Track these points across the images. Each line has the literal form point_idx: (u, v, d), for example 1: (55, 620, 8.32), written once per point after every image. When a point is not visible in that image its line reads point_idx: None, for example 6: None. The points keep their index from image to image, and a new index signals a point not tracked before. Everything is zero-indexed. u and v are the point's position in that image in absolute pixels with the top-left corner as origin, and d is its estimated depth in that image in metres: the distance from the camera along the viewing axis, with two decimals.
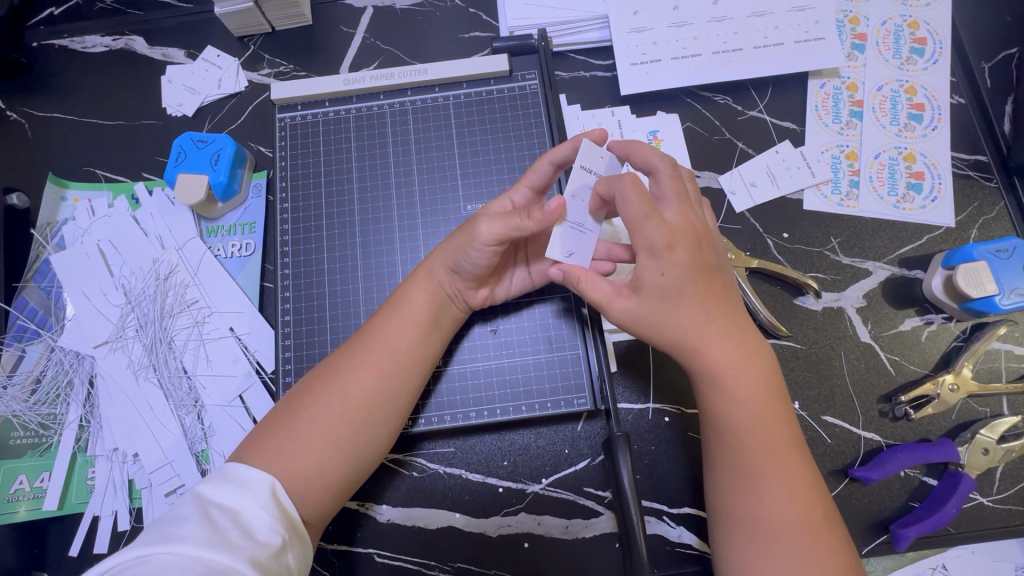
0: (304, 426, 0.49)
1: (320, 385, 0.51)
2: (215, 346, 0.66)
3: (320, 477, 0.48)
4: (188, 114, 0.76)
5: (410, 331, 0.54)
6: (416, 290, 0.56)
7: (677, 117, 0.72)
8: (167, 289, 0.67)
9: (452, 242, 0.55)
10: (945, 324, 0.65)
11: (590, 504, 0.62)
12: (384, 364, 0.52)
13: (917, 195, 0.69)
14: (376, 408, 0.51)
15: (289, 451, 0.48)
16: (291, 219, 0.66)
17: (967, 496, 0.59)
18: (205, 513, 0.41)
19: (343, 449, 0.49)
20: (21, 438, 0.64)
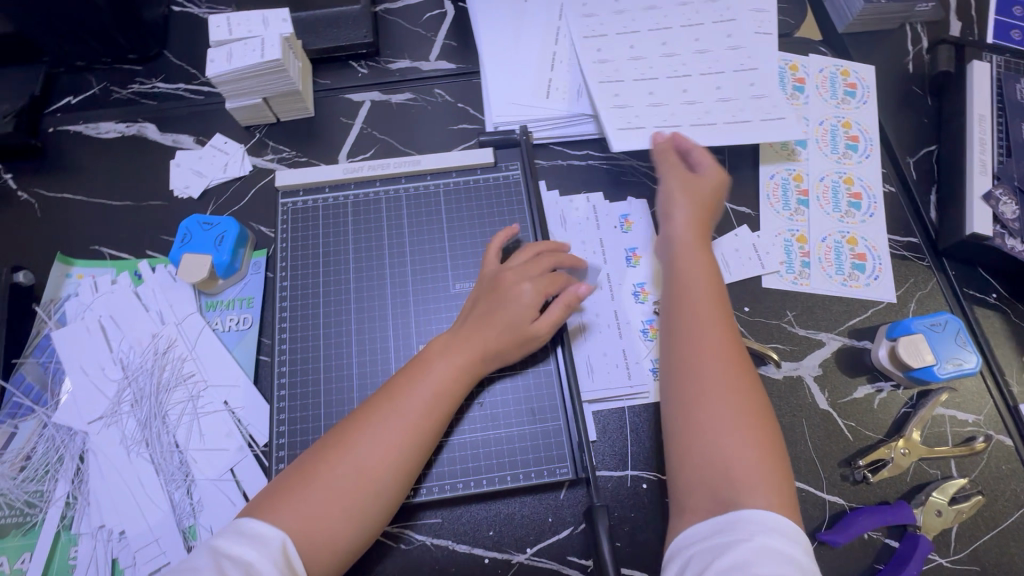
0: (315, 494, 0.53)
1: (334, 453, 0.55)
2: (210, 419, 0.68)
3: (328, 540, 0.53)
4: (195, 196, 0.82)
5: (424, 408, 0.59)
6: (440, 364, 0.61)
7: (646, 202, 0.80)
8: (166, 364, 0.70)
9: (483, 313, 0.64)
10: (894, 391, 0.71)
11: (572, 572, 0.64)
12: (401, 437, 0.57)
13: (861, 273, 0.77)
14: (386, 481, 0.55)
15: (303, 513, 0.52)
16: (289, 296, 0.71)
17: (925, 557, 0.63)
18: (218, 564, 0.47)
19: (353, 516, 0.54)
20: (5, 517, 0.64)
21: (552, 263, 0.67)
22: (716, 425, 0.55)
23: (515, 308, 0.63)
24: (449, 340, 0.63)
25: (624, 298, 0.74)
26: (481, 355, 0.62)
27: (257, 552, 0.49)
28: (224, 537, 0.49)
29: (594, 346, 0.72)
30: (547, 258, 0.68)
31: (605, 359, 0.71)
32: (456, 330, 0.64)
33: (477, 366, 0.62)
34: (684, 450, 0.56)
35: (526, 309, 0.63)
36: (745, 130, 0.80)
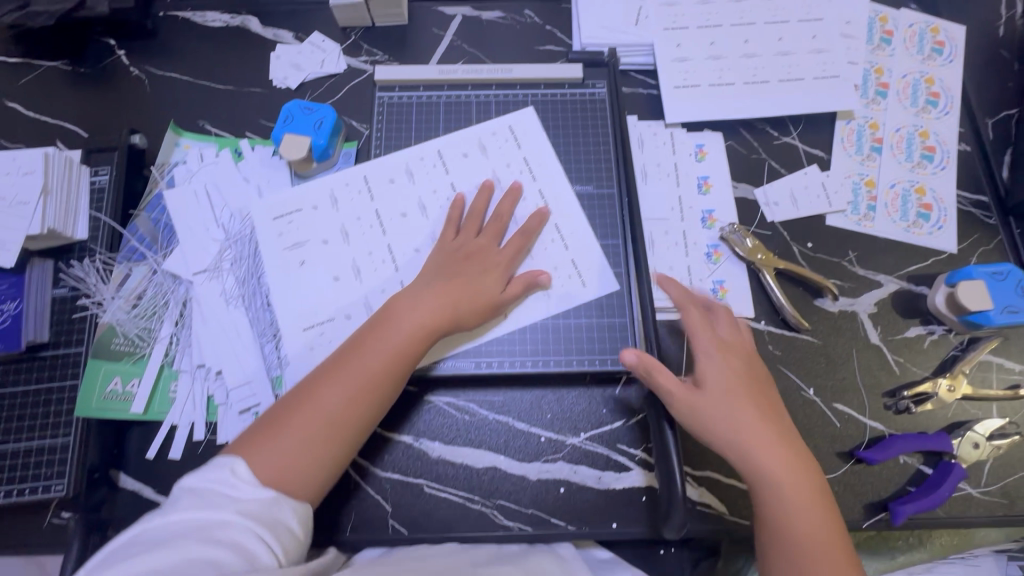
0: (296, 423, 0.57)
1: (308, 394, 0.59)
2: (302, 275, 0.73)
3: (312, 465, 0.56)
4: (292, 87, 0.86)
5: (402, 341, 0.62)
6: (424, 304, 0.64)
7: (721, 137, 0.83)
8: (269, 215, 0.75)
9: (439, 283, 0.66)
10: (945, 335, 0.74)
11: (622, 459, 0.69)
12: (388, 351, 0.61)
13: (926, 222, 0.79)
14: (366, 402, 0.59)
15: (285, 446, 0.55)
16: (395, 170, 0.77)
17: (957, 484, 0.66)
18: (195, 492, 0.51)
19: (337, 435, 0.57)
20: (121, 344, 0.69)
21: (496, 236, 0.71)
22: (789, 528, 0.56)
23: (491, 280, 0.68)
24: (433, 273, 0.68)
25: (692, 222, 0.79)
26: (459, 301, 0.66)
27: (242, 475, 0.52)
28: (201, 471, 0.53)
29: (659, 259, 0.77)
30: (514, 239, 0.71)
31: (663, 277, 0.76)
32: (435, 277, 0.67)
33: (457, 314, 0.65)
34: (767, 565, 0.57)
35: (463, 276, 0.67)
36: (813, 85, 0.83)
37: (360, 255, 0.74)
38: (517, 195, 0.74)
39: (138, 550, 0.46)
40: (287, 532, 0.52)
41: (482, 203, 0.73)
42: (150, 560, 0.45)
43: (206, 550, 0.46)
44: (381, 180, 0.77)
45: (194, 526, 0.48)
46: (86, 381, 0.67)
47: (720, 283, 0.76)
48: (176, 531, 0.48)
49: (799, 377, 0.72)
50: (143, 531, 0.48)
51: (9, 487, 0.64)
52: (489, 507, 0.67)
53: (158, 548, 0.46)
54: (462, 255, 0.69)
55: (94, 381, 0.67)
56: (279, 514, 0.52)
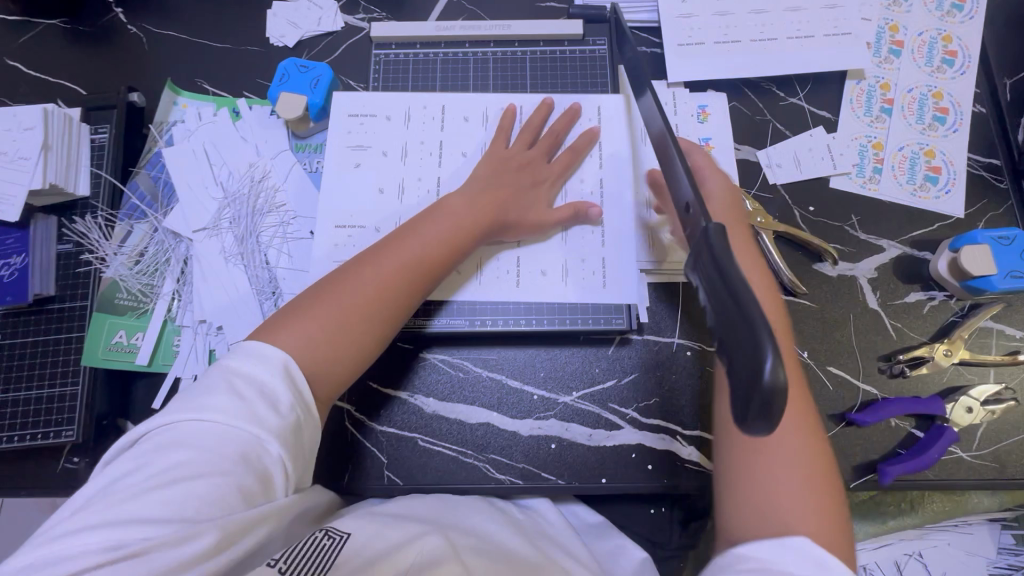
0: (331, 298, 0.61)
1: (344, 274, 0.63)
2: (354, 179, 0.75)
3: (337, 350, 0.59)
4: (289, 45, 0.85)
5: (433, 240, 0.66)
6: (459, 210, 0.69)
7: (725, 96, 0.81)
8: (346, 111, 0.77)
9: (473, 193, 0.70)
10: (946, 301, 0.73)
11: (612, 417, 0.70)
12: (418, 248, 0.66)
13: (933, 186, 0.77)
14: (397, 294, 0.63)
15: (311, 325, 0.58)
16: (471, 110, 0.78)
17: (948, 447, 0.66)
18: (232, 383, 0.52)
19: (367, 317, 0.61)
20: (124, 299, 0.71)
21: (547, 149, 0.75)
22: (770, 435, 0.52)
23: (537, 191, 0.73)
24: (489, 175, 0.72)
25: None
26: (501, 206, 0.70)
27: (276, 382, 0.54)
28: (239, 359, 0.55)
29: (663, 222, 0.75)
30: (563, 155, 0.75)
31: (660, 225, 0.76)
32: (482, 185, 0.71)
33: (490, 223, 0.69)
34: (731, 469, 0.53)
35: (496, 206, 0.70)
36: (822, 43, 0.80)
37: (410, 177, 0.76)
38: (574, 114, 0.76)
39: (166, 473, 0.48)
40: (304, 450, 0.55)
41: (538, 117, 0.76)
42: (179, 485, 0.47)
43: (238, 478, 0.49)
44: (455, 118, 0.78)
45: (223, 448, 0.49)
46: (91, 334, 0.69)
47: None
48: (205, 452, 0.49)
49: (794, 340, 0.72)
50: (167, 451, 0.49)
51: (21, 432, 0.67)
52: (481, 460, 0.69)
53: (187, 472, 0.48)
54: (515, 162, 0.73)
55: (99, 334, 0.69)
56: (301, 434, 0.54)
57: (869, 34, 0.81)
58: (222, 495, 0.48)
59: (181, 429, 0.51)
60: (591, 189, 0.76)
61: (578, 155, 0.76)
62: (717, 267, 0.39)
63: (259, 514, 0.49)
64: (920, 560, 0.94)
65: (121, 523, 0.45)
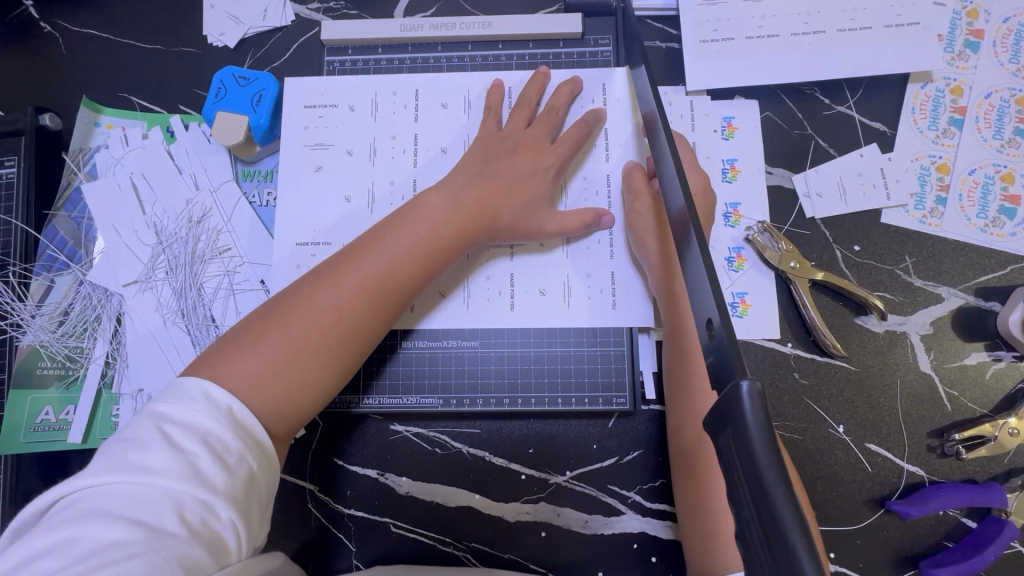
0: (275, 334, 0.50)
1: (294, 300, 0.52)
2: (317, 183, 0.63)
3: (288, 396, 0.49)
4: (230, 45, 0.70)
5: (407, 251, 0.54)
6: (442, 212, 0.56)
7: (757, 105, 0.66)
8: (302, 100, 0.65)
9: (454, 192, 0.57)
10: (1014, 363, 0.61)
11: (612, 502, 0.61)
12: (384, 261, 0.54)
13: (1009, 220, 0.63)
14: (363, 319, 0.52)
15: (250, 369, 0.48)
16: (451, 95, 0.65)
17: (1007, 544, 0.57)
18: (169, 435, 0.43)
19: (323, 356, 0.51)
20: (47, 368, 0.62)
21: (550, 131, 0.61)
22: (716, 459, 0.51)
23: (537, 182, 0.59)
24: (476, 167, 0.59)
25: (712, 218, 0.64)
26: (493, 209, 0.57)
27: (222, 430, 0.44)
28: (173, 402, 0.45)
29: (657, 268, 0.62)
30: (568, 135, 0.61)
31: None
32: (469, 180, 0.58)
33: (479, 231, 0.57)
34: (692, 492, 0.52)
35: (482, 216, 0.57)
36: (882, 37, 0.65)
37: (381, 180, 0.63)
38: (576, 86, 0.63)
39: (90, 557, 0.37)
40: (261, 506, 0.45)
41: (534, 91, 0.62)
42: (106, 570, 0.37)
43: (181, 549, 0.39)
44: (432, 105, 0.64)
45: (161, 517, 0.40)
46: (14, 411, 0.61)
47: (742, 296, 0.63)
48: (137, 524, 0.39)
49: (830, 411, 0.61)
50: (90, 526, 0.38)
51: None
52: (462, 550, 0.61)
53: (116, 552, 0.38)
54: (509, 147, 0.60)
55: (23, 412, 0.61)
56: (257, 487, 0.45)
57: (939, 24, 0.65)
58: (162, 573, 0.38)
59: (105, 496, 0.40)
60: (598, 188, 0.63)
61: (586, 137, 0.62)
62: (750, 460, 0.28)
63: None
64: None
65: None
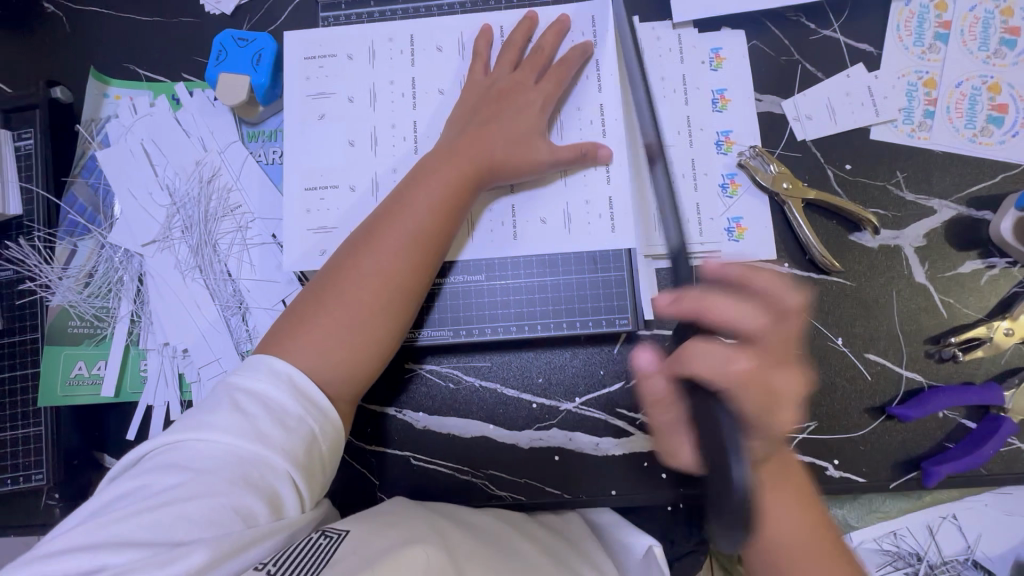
0: (330, 305, 0.53)
1: (339, 272, 0.54)
2: (319, 131, 0.65)
3: (352, 356, 0.53)
4: (226, 12, 0.71)
5: (431, 204, 0.57)
6: (449, 162, 0.59)
7: (744, 34, 0.67)
8: (302, 52, 0.67)
9: (470, 142, 0.60)
10: (1007, 269, 0.62)
11: (621, 424, 0.63)
12: (416, 219, 0.56)
13: (997, 129, 0.64)
14: (409, 274, 0.55)
15: (313, 338, 0.52)
16: (444, 38, 0.66)
17: (1005, 440, 0.59)
18: (235, 400, 0.46)
19: (377, 317, 0.53)
20: (77, 327, 0.66)
21: (536, 69, 0.63)
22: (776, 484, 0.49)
23: (531, 116, 0.62)
24: (472, 109, 0.62)
25: (704, 147, 0.66)
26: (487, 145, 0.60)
27: (282, 395, 0.48)
28: (242, 372, 0.49)
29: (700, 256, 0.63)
30: (554, 71, 0.63)
31: (683, 174, 0.65)
32: (465, 122, 0.61)
33: (484, 170, 0.60)
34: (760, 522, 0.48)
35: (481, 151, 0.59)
36: None
37: (382, 124, 0.65)
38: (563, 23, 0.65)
39: (159, 495, 0.42)
40: (320, 466, 0.48)
41: (521, 31, 0.64)
42: (175, 507, 0.41)
43: (238, 498, 0.42)
44: (427, 49, 0.66)
45: (222, 468, 0.43)
46: (50, 368, 0.65)
47: (737, 221, 0.64)
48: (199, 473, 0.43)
49: (827, 326, 0.63)
50: (162, 471, 0.44)
51: None
52: (480, 477, 0.64)
53: (182, 493, 0.42)
54: (503, 88, 0.62)
55: (58, 368, 0.65)
56: (316, 449, 0.48)
57: None
58: (218, 516, 0.41)
59: (178, 450, 0.45)
60: (592, 118, 0.65)
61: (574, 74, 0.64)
62: None
63: (263, 533, 0.42)
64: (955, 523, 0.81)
65: (111, 548, 0.39)
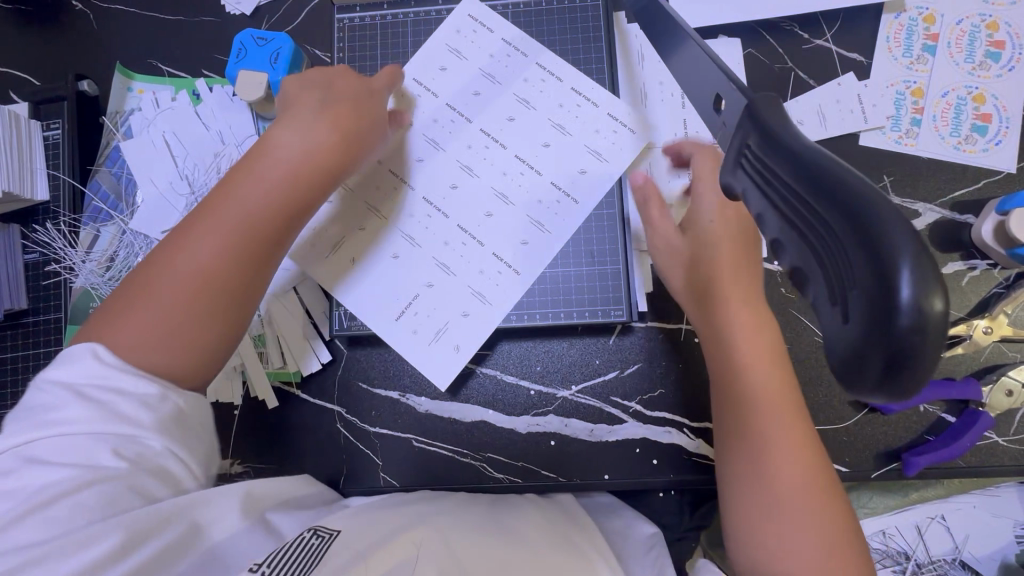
0: (134, 306, 0.47)
1: (147, 273, 0.48)
2: None
3: (164, 358, 0.46)
4: (246, 13, 0.75)
5: (264, 178, 0.53)
6: (304, 135, 0.56)
7: (740, 42, 0.70)
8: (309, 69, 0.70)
9: (340, 121, 0.58)
10: (989, 271, 0.65)
11: (615, 411, 0.66)
12: (242, 203, 0.51)
13: (981, 137, 0.67)
14: (230, 265, 0.49)
15: (117, 341, 0.45)
16: (455, 42, 0.70)
17: (982, 434, 0.61)
18: (82, 395, 0.42)
19: (190, 313, 0.47)
20: (98, 308, 0.69)
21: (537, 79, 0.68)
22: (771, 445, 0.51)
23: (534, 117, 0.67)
24: None
25: None
26: None
27: (120, 377, 0.44)
28: (61, 366, 0.44)
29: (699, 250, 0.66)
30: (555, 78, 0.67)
31: (660, 172, 0.68)
32: None
33: (354, 133, 0.58)
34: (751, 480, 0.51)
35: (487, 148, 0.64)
36: None
37: None
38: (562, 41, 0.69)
39: (42, 492, 0.39)
40: (194, 430, 0.47)
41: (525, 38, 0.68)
42: (66, 500, 0.39)
43: (134, 479, 0.42)
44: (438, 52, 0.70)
45: (98, 454, 0.41)
46: None
47: None
48: (79, 464, 0.41)
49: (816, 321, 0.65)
50: (40, 465, 0.40)
51: None
52: (478, 460, 0.66)
53: (69, 485, 0.40)
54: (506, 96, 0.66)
55: None
56: (188, 419, 0.46)
57: None
58: (118, 499, 0.41)
59: (45, 444, 0.41)
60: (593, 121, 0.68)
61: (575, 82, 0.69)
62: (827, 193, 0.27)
63: (175, 512, 0.42)
64: (943, 523, 0.82)
65: None
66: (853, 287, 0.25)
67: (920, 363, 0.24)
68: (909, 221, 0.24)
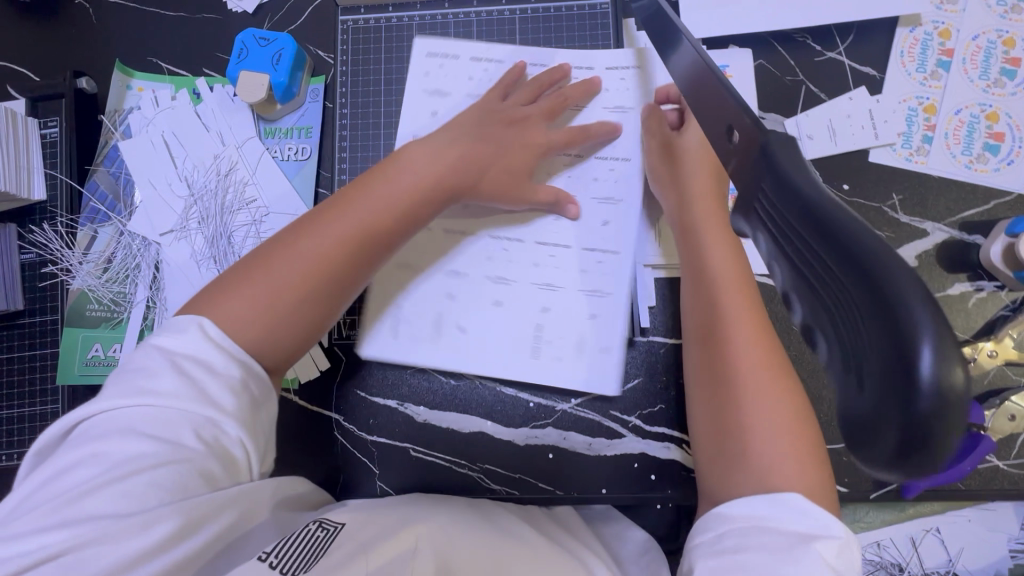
0: (261, 277, 0.49)
1: (275, 248, 0.50)
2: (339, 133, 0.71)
3: (271, 341, 0.48)
4: (249, 11, 0.74)
5: (409, 189, 0.56)
6: (439, 157, 0.59)
7: (750, 53, 0.69)
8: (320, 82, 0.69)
9: (477, 148, 0.62)
10: (996, 292, 0.64)
11: (614, 425, 0.65)
12: (374, 205, 0.54)
13: (993, 156, 0.66)
14: (347, 265, 0.52)
15: (230, 312, 0.47)
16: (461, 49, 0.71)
17: (983, 457, 0.61)
18: (177, 365, 0.43)
19: (303, 304, 0.49)
20: (96, 310, 0.68)
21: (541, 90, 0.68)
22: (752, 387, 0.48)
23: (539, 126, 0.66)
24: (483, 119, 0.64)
25: None
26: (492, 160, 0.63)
27: (215, 356, 0.44)
28: (166, 333, 0.45)
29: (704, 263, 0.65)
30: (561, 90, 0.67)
31: None
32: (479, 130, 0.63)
33: (481, 157, 0.62)
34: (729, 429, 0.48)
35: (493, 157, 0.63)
36: None
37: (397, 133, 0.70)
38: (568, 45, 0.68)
39: (115, 468, 0.39)
40: (264, 418, 0.46)
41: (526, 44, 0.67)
42: (140, 476, 0.39)
43: (203, 462, 0.41)
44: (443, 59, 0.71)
45: (180, 432, 0.41)
46: (69, 349, 0.67)
47: None
48: (157, 440, 0.40)
49: None
50: (118, 438, 0.40)
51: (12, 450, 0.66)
52: (476, 471, 0.66)
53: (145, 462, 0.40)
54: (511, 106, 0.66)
55: (76, 349, 0.67)
56: (261, 407, 0.46)
57: None
58: (184, 482, 0.40)
59: (128, 415, 0.41)
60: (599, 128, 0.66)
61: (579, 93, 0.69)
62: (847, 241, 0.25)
63: (228, 499, 0.42)
64: (937, 536, 0.82)
65: (53, 527, 0.37)
66: (868, 342, 0.24)
67: (933, 448, 0.22)
68: (930, 288, 0.22)
